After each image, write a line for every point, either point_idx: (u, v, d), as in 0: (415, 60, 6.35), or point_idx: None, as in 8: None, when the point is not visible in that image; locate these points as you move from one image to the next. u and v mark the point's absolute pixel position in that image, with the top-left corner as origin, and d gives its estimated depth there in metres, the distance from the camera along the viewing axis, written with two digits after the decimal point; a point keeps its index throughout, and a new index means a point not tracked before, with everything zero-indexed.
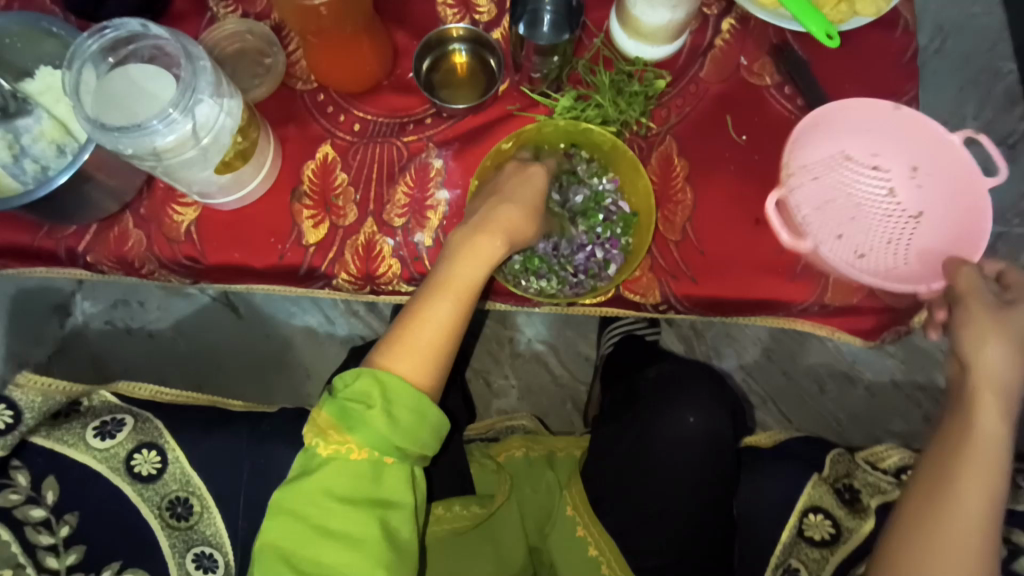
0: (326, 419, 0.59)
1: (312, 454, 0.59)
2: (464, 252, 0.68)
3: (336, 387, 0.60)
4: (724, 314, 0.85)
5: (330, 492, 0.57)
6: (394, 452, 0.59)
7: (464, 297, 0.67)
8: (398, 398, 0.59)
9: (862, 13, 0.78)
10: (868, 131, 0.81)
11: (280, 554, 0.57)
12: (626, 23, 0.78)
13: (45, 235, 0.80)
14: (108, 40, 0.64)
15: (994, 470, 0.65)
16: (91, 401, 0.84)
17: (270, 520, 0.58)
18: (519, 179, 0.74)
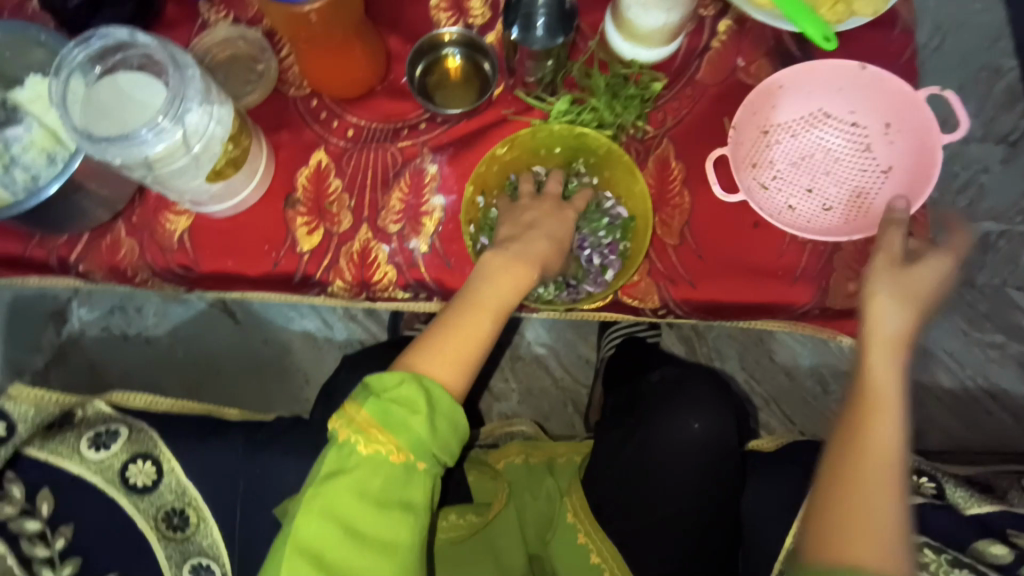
0: (366, 418, 0.58)
1: (347, 451, 0.57)
2: (502, 274, 0.69)
3: (375, 387, 0.59)
4: (724, 318, 0.84)
5: (364, 492, 0.56)
6: (430, 459, 0.58)
7: (500, 316, 0.68)
8: (438, 405, 0.59)
9: (860, 13, 0.77)
10: (838, 89, 0.82)
11: (310, 555, 0.55)
12: (621, 25, 0.77)
13: (37, 245, 0.80)
14: (95, 49, 0.64)
15: (890, 411, 0.64)
16: (85, 411, 0.82)
17: (300, 519, 0.56)
18: (547, 218, 0.77)
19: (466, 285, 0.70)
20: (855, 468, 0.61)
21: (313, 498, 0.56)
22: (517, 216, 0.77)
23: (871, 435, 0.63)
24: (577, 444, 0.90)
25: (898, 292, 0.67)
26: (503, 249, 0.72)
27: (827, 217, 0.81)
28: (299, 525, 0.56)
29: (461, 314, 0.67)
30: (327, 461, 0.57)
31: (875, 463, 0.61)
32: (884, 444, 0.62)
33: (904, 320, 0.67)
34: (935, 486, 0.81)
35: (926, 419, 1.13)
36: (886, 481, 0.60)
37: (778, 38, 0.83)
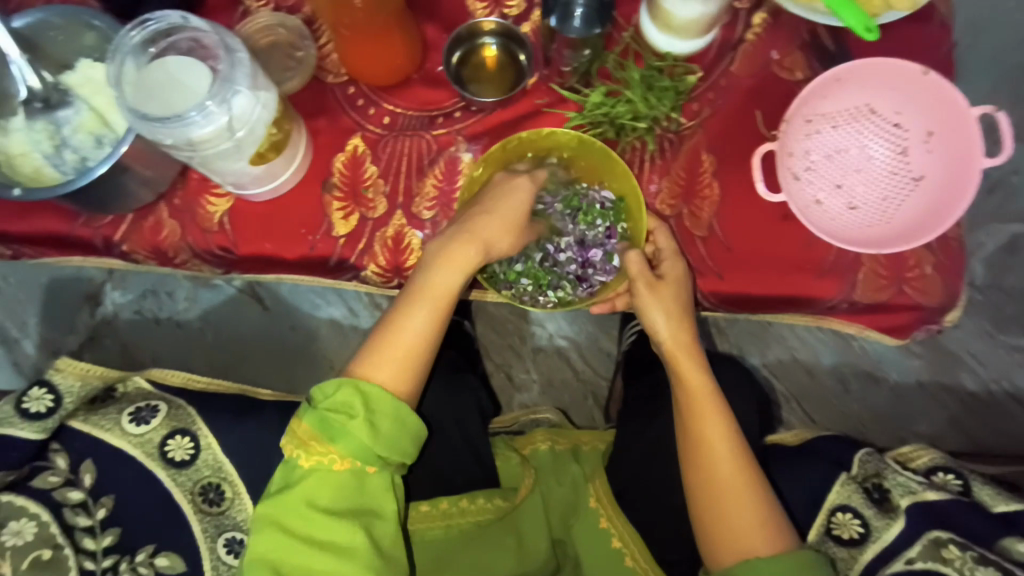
0: (305, 432, 0.60)
1: (292, 466, 0.60)
2: (440, 261, 0.70)
3: (314, 399, 0.61)
4: (752, 310, 0.85)
5: (314, 502, 0.59)
6: (376, 460, 0.60)
7: (443, 303, 0.69)
8: (375, 408, 0.61)
9: (898, 7, 0.76)
10: (890, 89, 0.79)
11: (268, 564, 0.58)
12: (657, 15, 0.78)
13: (83, 224, 0.82)
14: (149, 32, 0.66)
15: (710, 406, 0.71)
16: (126, 388, 0.87)
17: (257, 533, 0.59)
18: (503, 195, 0.74)
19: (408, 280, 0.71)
20: (712, 480, 0.69)
21: (263, 513, 0.59)
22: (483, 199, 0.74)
23: (708, 442, 0.70)
24: (602, 432, 0.90)
25: (665, 301, 0.75)
26: (446, 235, 0.71)
27: (850, 216, 0.79)
28: (257, 538, 0.59)
29: (399, 312, 0.68)
30: (275, 477, 0.61)
31: (719, 464, 0.69)
32: (719, 442, 0.70)
33: (670, 329, 0.75)
34: (961, 484, 0.80)
35: (950, 420, 1.12)
36: (733, 473, 0.68)
37: (814, 31, 0.83)
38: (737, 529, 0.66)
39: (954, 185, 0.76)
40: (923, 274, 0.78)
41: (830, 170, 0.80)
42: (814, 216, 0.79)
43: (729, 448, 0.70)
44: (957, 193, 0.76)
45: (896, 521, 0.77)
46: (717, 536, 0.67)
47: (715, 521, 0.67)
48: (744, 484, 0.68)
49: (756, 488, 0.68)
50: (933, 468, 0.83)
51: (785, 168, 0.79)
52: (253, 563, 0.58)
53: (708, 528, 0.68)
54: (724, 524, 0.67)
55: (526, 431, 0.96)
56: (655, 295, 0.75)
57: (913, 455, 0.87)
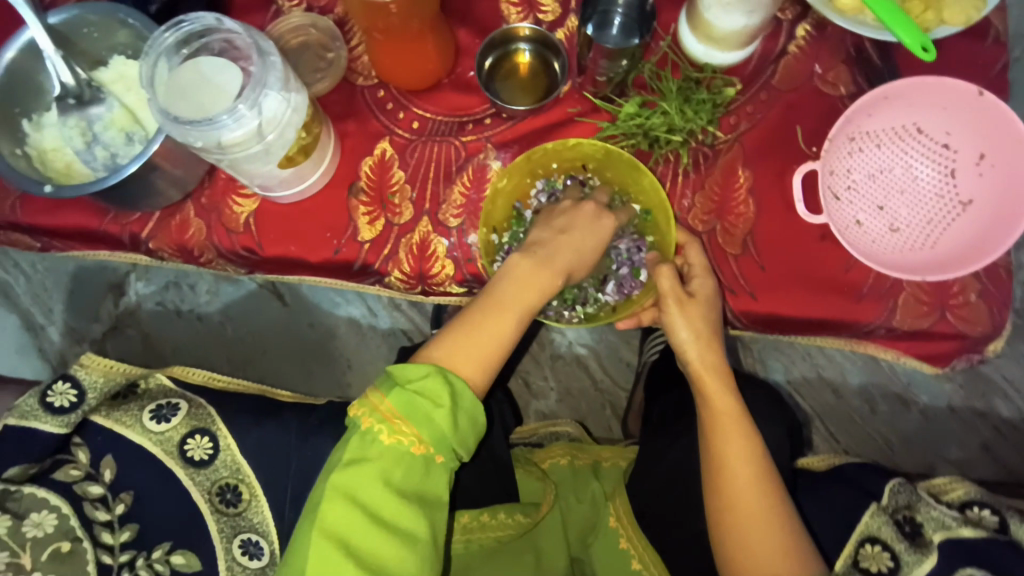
0: (389, 408, 0.56)
1: (369, 439, 0.55)
2: (527, 276, 0.69)
3: (399, 377, 0.58)
4: (784, 332, 0.82)
5: (389, 482, 0.55)
6: (449, 453, 0.57)
7: (525, 317, 0.67)
8: (460, 400, 0.58)
9: (950, 22, 0.73)
10: (941, 107, 0.75)
11: (333, 537, 0.53)
12: (698, 26, 0.75)
13: (111, 220, 0.82)
14: (183, 33, 0.65)
15: (735, 428, 0.68)
16: (148, 384, 0.87)
17: (324, 505, 0.54)
18: (583, 222, 0.74)
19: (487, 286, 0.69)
20: (729, 502, 0.65)
21: (332, 484, 0.54)
22: (559, 221, 0.75)
23: (729, 464, 0.67)
24: (623, 449, 0.89)
25: (693, 322, 0.73)
26: (532, 251, 0.71)
27: (891, 239, 0.77)
28: (324, 508, 0.54)
29: (483, 316, 0.66)
30: (348, 448, 0.56)
31: (739, 488, 0.66)
32: (740, 465, 0.67)
33: (698, 347, 0.73)
34: (999, 520, 0.75)
35: (981, 447, 1.08)
36: (755, 497, 0.65)
37: (859, 46, 0.80)
38: (761, 558, 0.63)
39: (1005, 211, 0.72)
40: (968, 302, 0.76)
41: (873, 190, 0.78)
42: (852, 238, 0.76)
43: (752, 472, 0.66)
44: (1010, 220, 0.71)
45: (930, 556, 0.73)
46: (735, 560, 0.64)
47: (734, 544, 0.64)
48: (767, 510, 0.65)
49: (779, 516, 0.65)
50: (968, 501, 0.79)
51: (825, 187, 0.77)
52: (317, 534, 0.53)
53: (728, 554, 0.64)
54: (742, 549, 0.64)
55: (546, 443, 0.94)
56: (683, 313, 0.73)
57: (949, 489, 0.83)
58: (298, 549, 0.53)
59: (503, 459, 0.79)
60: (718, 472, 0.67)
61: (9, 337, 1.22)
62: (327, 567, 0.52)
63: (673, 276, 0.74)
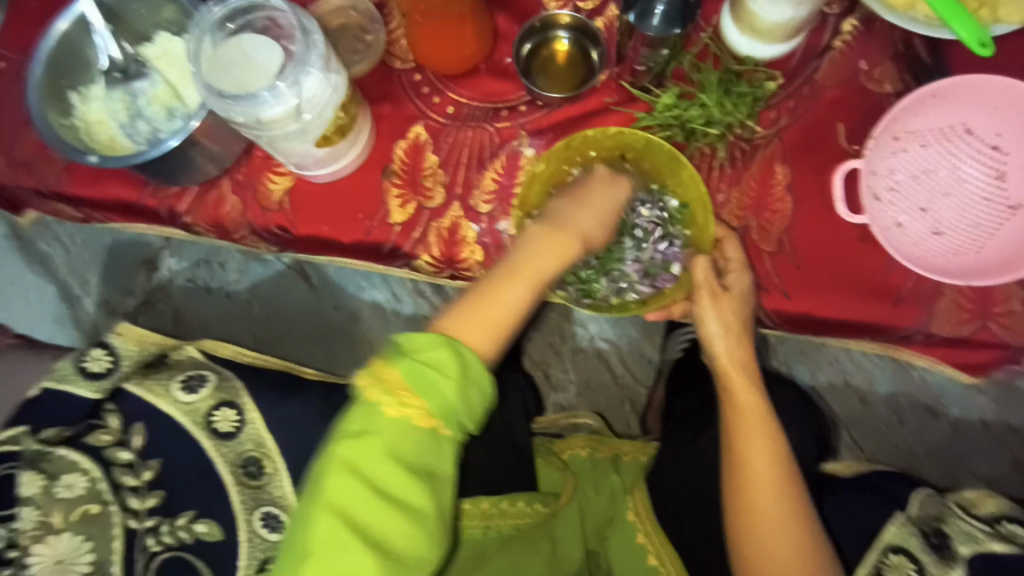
0: (395, 378, 0.54)
1: (375, 411, 0.53)
2: (544, 244, 0.67)
3: (405, 346, 0.55)
4: (817, 334, 0.81)
5: (394, 456, 0.52)
6: (457, 427, 0.55)
7: (536, 286, 0.65)
8: (470, 371, 0.56)
9: (1007, 20, 0.70)
10: (993, 108, 0.73)
11: (340, 512, 0.51)
12: (741, 17, 0.74)
13: (150, 194, 0.84)
14: (229, 9, 0.66)
15: (756, 430, 0.67)
16: (178, 355, 0.90)
17: (330, 478, 0.52)
18: (595, 191, 0.73)
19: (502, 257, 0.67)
20: (748, 502, 0.64)
21: (339, 457, 0.52)
22: (576, 189, 0.74)
23: (751, 465, 0.65)
24: (644, 445, 0.88)
25: (723, 316, 0.73)
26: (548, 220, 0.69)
27: (933, 242, 0.74)
28: (329, 481, 0.52)
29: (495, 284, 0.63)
30: (355, 419, 0.54)
31: (757, 487, 0.64)
32: (764, 468, 0.65)
33: (727, 343, 0.72)
34: None
35: (1013, 463, 1.05)
36: (776, 503, 0.63)
37: (908, 42, 0.78)
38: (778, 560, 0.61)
39: None
40: (1012, 311, 0.74)
41: (917, 191, 0.75)
42: (893, 240, 0.74)
43: (772, 473, 0.65)
44: None
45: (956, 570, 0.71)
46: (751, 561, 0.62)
47: (749, 548, 0.62)
48: (788, 516, 0.63)
49: (801, 524, 0.63)
50: None
51: (866, 186, 0.74)
52: (324, 509, 0.51)
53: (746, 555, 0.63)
54: (760, 554, 0.62)
55: (566, 435, 0.94)
56: (715, 306, 0.72)
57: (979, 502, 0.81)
58: (305, 516, 0.52)
59: (523, 448, 0.80)
60: (735, 469, 0.66)
61: (47, 307, 1.25)
62: (334, 542, 0.50)
63: (709, 268, 0.73)
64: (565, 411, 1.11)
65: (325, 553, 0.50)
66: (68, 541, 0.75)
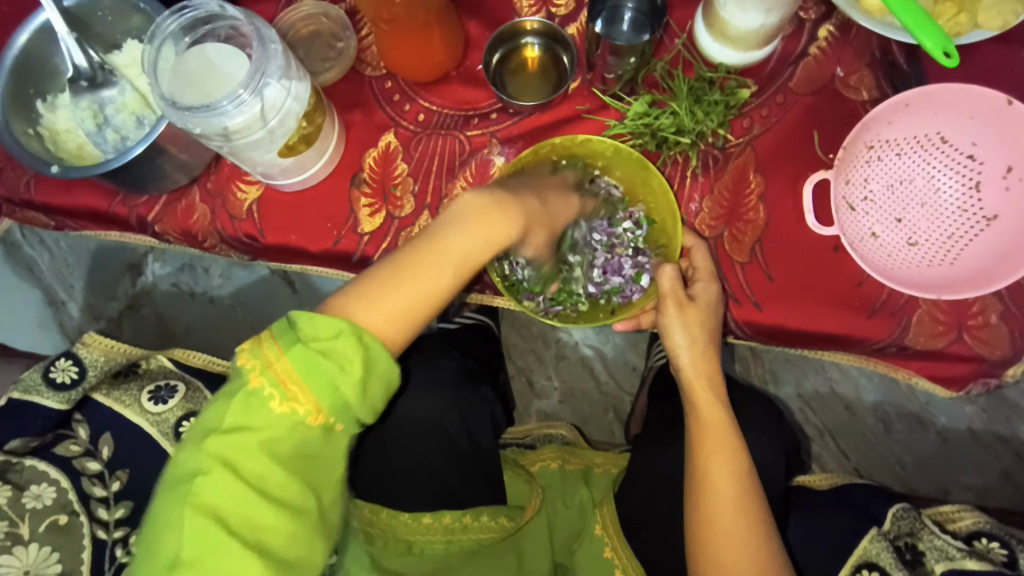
0: (285, 368, 0.50)
1: (258, 402, 0.50)
2: (473, 224, 0.60)
3: (304, 333, 0.51)
4: (789, 345, 0.80)
5: (273, 453, 0.50)
6: (351, 422, 0.53)
7: (463, 271, 0.60)
8: (375, 366, 0.53)
9: (984, 26, 0.69)
10: (969, 116, 0.71)
11: (212, 512, 0.49)
12: (713, 23, 0.72)
13: (120, 202, 0.84)
14: (187, 19, 0.66)
15: (723, 445, 0.66)
16: (148, 364, 0.92)
17: (204, 477, 0.49)
18: (547, 190, 0.71)
19: (424, 232, 0.60)
20: (710, 519, 0.63)
21: (218, 457, 0.49)
22: (527, 182, 0.71)
23: (711, 480, 0.64)
24: (616, 456, 0.88)
25: (689, 326, 0.72)
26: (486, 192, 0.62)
27: (908, 253, 0.72)
28: (214, 480, 0.49)
29: (409, 268, 0.58)
30: (233, 411, 0.50)
31: (720, 504, 0.63)
32: (724, 482, 0.64)
33: (694, 357, 0.71)
34: (1007, 553, 0.73)
35: (1002, 473, 1.03)
36: (736, 519, 0.62)
37: (885, 49, 0.77)
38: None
39: None
40: (987, 323, 0.73)
41: (892, 201, 0.73)
42: (867, 251, 0.73)
43: (734, 490, 0.64)
44: None
45: None
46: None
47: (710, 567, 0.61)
48: (749, 533, 0.62)
49: (760, 539, 0.62)
50: (976, 533, 0.76)
51: (840, 197, 0.74)
52: (189, 510, 0.49)
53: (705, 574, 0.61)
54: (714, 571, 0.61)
55: (538, 446, 0.93)
56: (681, 316, 0.72)
57: (955, 517, 0.80)
58: (167, 517, 0.49)
59: (484, 453, 0.80)
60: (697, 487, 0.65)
61: (31, 311, 1.25)
62: (204, 545, 0.48)
63: (677, 278, 0.72)
64: (548, 418, 1.10)
65: (197, 558, 0.48)
66: (36, 552, 0.73)
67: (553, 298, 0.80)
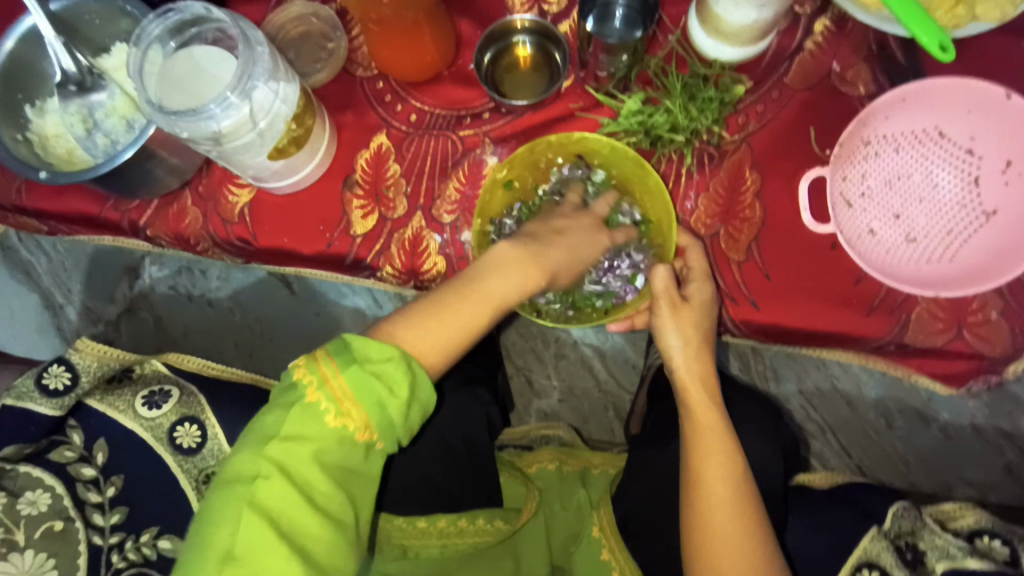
0: (341, 386, 0.50)
1: (312, 414, 0.50)
2: (512, 268, 0.62)
3: (358, 353, 0.52)
4: (785, 343, 0.79)
5: (323, 462, 0.50)
6: (392, 442, 0.53)
7: (501, 310, 0.62)
8: (419, 392, 0.53)
9: (982, 18, 0.67)
10: (967, 110, 0.70)
11: (264, 514, 0.47)
12: (707, 20, 0.71)
13: (111, 207, 0.83)
14: (172, 23, 0.65)
15: (718, 445, 0.66)
16: (143, 370, 0.92)
17: (259, 479, 0.48)
18: (582, 230, 0.72)
19: (465, 271, 0.62)
20: (704, 522, 0.62)
21: (265, 458, 0.49)
22: (557, 223, 0.71)
23: (707, 483, 0.64)
24: (614, 456, 0.87)
25: (683, 327, 0.71)
26: (522, 242, 0.65)
27: (907, 250, 0.71)
28: (257, 484, 0.48)
29: (455, 302, 0.59)
30: (289, 419, 0.50)
31: (715, 506, 0.62)
32: (718, 485, 0.63)
33: (697, 361, 0.71)
34: (1010, 551, 0.72)
35: (1005, 469, 1.02)
36: (729, 521, 0.61)
37: (882, 42, 0.75)
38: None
39: None
40: (988, 320, 0.72)
41: (891, 198, 0.72)
42: (864, 248, 0.72)
43: (729, 493, 0.63)
44: None
45: None
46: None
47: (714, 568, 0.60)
48: (744, 536, 0.61)
49: (754, 542, 0.61)
50: (978, 531, 0.75)
51: (836, 193, 0.73)
52: (245, 509, 0.47)
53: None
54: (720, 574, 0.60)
55: (536, 447, 0.93)
56: (675, 318, 0.71)
57: (957, 515, 0.78)
58: (214, 513, 0.48)
59: (478, 452, 0.79)
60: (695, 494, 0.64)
61: (29, 316, 1.25)
62: (254, 543, 0.47)
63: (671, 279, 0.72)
64: (548, 418, 1.09)
65: (246, 556, 0.46)
66: (31, 558, 0.73)
67: (551, 296, 0.79)
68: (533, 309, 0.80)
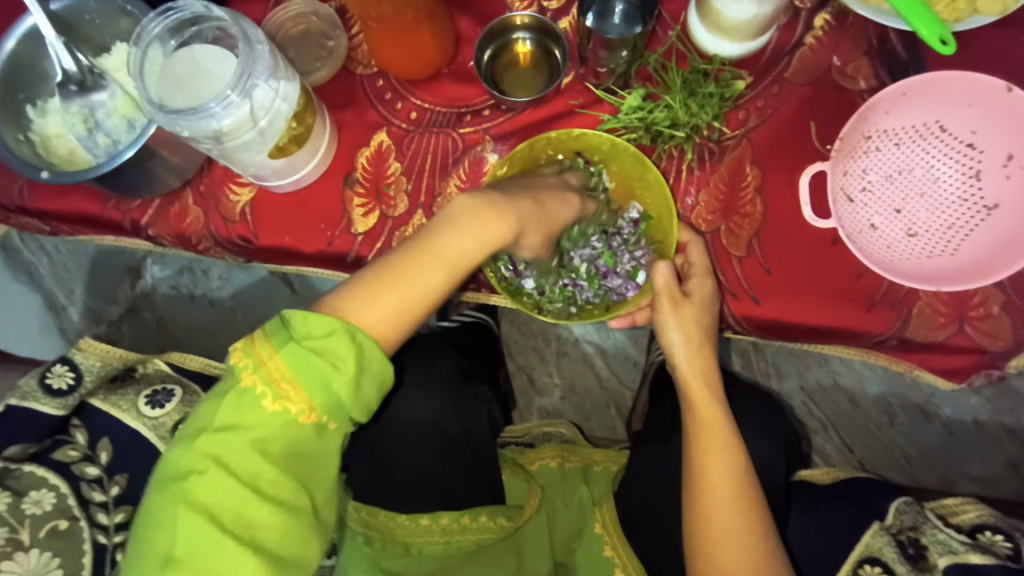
0: (277, 368, 0.51)
1: (249, 401, 0.51)
2: (470, 220, 0.62)
3: (298, 332, 0.52)
4: (786, 339, 0.79)
5: (263, 452, 0.51)
6: (343, 420, 0.53)
7: (456, 272, 0.62)
8: (368, 365, 0.53)
9: (984, 12, 0.67)
10: (967, 104, 0.70)
11: (203, 511, 0.49)
12: (707, 15, 0.71)
13: (113, 207, 0.83)
14: (173, 22, 0.65)
15: (720, 443, 0.66)
16: (145, 369, 0.93)
17: (195, 475, 0.49)
18: (545, 193, 0.71)
19: (426, 227, 0.63)
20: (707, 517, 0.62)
21: (200, 453, 0.50)
22: (524, 183, 0.71)
23: (707, 478, 0.64)
24: (615, 453, 0.87)
25: (685, 324, 0.71)
26: (481, 194, 0.64)
27: (907, 245, 0.71)
28: (194, 479, 0.49)
29: (404, 269, 0.59)
30: (222, 411, 0.51)
31: (717, 501, 0.62)
32: (719, 479, 0.63)
33: (694, 355, 0.71)
34: (1012, 546, 0.71)
35: (1008, 464, 1.02)
36: (731, 518, 0.62)
37: (883, 37, 0.75)
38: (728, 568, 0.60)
39: None
40: (989, 314, 0.72)
41: (892, 192, 0.72)
42: (865, 243, 0.72)
43: (732, 491, 0.63)
44: None
45: None
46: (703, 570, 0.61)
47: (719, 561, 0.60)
48: (748, 535, 0.61)
49: (755, 538, 0.61)
50: (979, 526, 0.75)
51: (837, 188, 0.72)
52: (181, 508, 0.49)
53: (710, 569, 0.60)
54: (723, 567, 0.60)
55: (537, 445, 0.93)
56: (676, 313, 0.71)
57: (958, 510, 0.79)
58: (158, 515, 0.49)
59: (480, 451, 0.80)
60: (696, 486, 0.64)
61: (32, 317, 1.25)
62: (196, 542, 0.48)
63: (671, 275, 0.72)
64: (550, 416, 1.09)
65: (188, 552, 0.48)
66: (36, 557, 0.73)
67: (552, 295, 0.80)
68: (534, 306, 0.80)
